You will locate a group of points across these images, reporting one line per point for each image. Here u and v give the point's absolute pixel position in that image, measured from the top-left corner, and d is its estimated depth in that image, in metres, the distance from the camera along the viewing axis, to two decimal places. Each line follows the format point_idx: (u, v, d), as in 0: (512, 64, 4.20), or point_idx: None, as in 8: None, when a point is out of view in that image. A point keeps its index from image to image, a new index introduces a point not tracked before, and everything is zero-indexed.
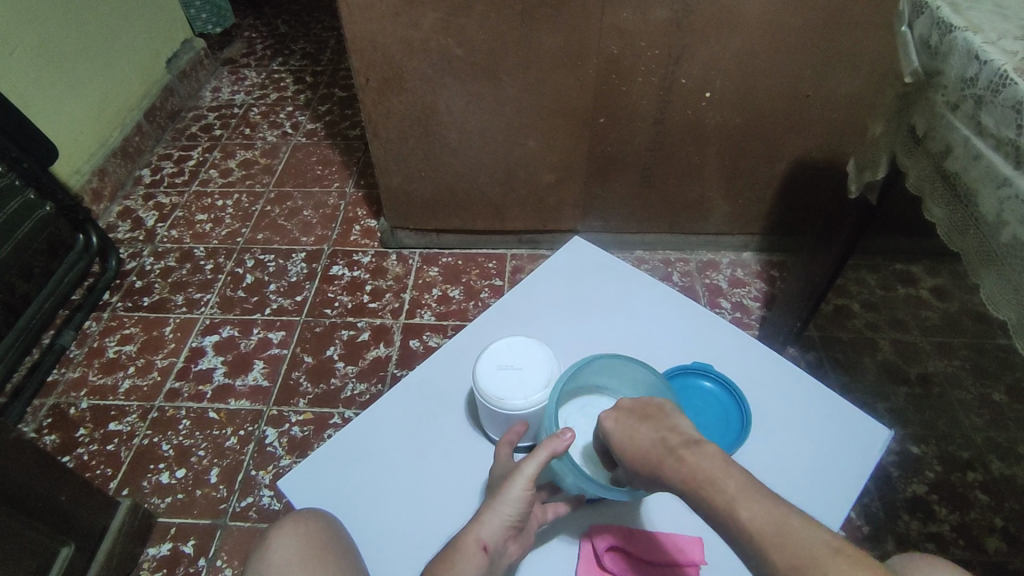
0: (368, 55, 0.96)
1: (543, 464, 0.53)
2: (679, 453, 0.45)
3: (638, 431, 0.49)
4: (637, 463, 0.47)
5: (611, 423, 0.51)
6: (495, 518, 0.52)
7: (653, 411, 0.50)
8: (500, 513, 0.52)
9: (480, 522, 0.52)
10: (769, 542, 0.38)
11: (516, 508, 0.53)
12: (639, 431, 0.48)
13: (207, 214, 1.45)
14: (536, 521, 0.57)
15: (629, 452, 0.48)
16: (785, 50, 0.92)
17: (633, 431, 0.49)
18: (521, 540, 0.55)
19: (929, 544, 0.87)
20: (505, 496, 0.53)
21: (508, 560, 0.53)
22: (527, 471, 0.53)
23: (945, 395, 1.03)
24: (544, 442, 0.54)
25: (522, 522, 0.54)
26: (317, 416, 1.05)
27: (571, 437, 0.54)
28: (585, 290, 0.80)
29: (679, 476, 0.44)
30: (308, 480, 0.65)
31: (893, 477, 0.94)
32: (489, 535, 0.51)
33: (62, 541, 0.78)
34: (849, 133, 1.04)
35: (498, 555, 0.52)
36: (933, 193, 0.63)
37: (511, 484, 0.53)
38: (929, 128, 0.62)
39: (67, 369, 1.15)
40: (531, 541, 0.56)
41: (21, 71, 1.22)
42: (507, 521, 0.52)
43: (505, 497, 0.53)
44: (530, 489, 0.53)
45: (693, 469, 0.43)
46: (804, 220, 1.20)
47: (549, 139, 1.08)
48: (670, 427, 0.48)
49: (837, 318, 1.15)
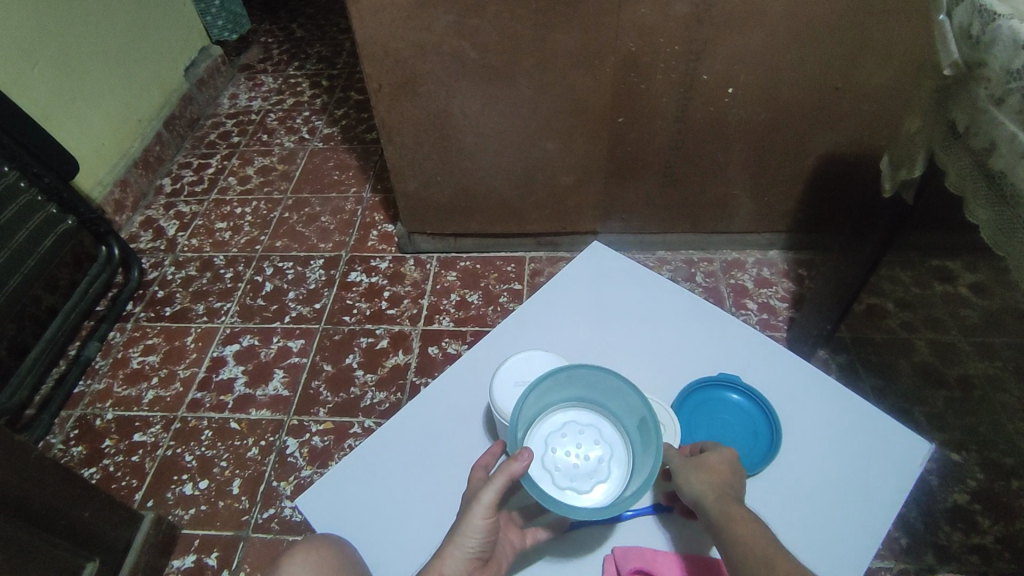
0: (380, 61, 0.95)
1: (500, 489, 0.51)
2: (744, 510, 0.50)
3: (722, 467, 0.54)
4: (703, 472, 0.53)
5: (722, 445, 0.56)
6: (456, 551, 0.50)
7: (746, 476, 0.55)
8: (462, 546, 0.50)
9: (440, 556, 0.50)
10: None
11: (477, 538, 0.50)
12: (731, 470, 0.54)
13: (226, 222, 1.45)
14: (507, 547, 0.54)
15: (708, 463, 0.54)
16: (812, 42, 0.88)
17: (730, 459, 0.54)
18: (489, 569, 0.52)
19: (973, 557, 0.83)
20: (464, 528, 0.51)
21: None
22: (485, 498, 0.51)
23: (985, 399, 0.99)
24: (501, 466, 0.51)
25: (487, 551, 0.52)
26: (338, 425, 1.05)
27: (529, 458, 0.51)
28: (606, 298, 0.78)
29: (728, 517, 0.50)
30: (321, 499, 0.64)
31: (932, 486, 0.90)
32: (452, 570, 0.50)
33: (88, 557, 0.79)
34: (881, 125, 0.99)
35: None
36: (976, 193, 0.60)
37: (468, 513, 0.51)
38: (971, 123, 0.59)
39: (92, 381, 1.16)
40: (503, 569, 0.54)
41: (42, 86, 1.24)
42: (469, 553, 0.50)
43: (465, 528, 0.51)
44: (489, 517, 0.51)
45: (745, 526, 0.49)
46: (833, 217, 1.15)
47: (566, 140, 1.05)
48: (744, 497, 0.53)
49: (869, 318, 1.11)
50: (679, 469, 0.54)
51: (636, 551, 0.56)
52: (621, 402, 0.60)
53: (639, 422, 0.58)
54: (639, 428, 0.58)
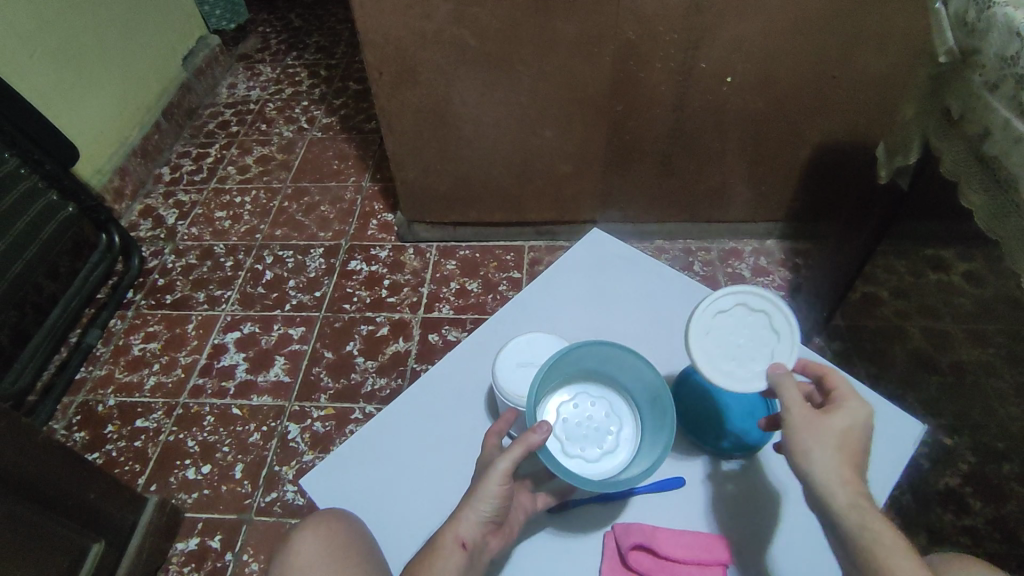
0: (381, 48, 0.95)
1: (517, 458, 0.52)
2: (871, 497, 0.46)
3: (853, 444, 0.48)
4: (835, 444, 0.48)
5: (858, 405, 0.50)
6: (471, 514, 0.51)
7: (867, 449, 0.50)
8: (476, 510, 0.51)
9: (455, 519, 0.51)
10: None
11: (492, 503, 0.51)
12: (861, 442, 0.49)
13: (226, 211, 1.45)
14: (519, 512, 0.55)
15: (841, 433, 0.48)
16: (810, 31, 0.89)
17: (863, 429, 0.49)
18: (501, 533, 0.54)
19: (963, 538, 0.85)
20: (480, 493, 0.51)
21: (489, 555, 0.53)
22: (501, 466, 0.52)
23: (978, 384, 1.00)
24: (520, 437, 0.53)
25: (501, 516, 0.53)
26: (339, 411, 1.06)
27: (548, 430, 0.53)
28: (606, 284, 0.79)
29: (856, 503, 0.45)
30: (325, 478, 0.65)
31: (925, 469, 0.92)
32: (467, 532, 0.51)
33: (94, 538, 0.80)
34: (877, 115, 1.00)
35: (477, 550, 0.51)
36: (970, 177, 0.61)
37: (485, 479, 0.52)
38: (965, 110, 0.60)
39: (94, 367, 1.17)
40: (513, 534, 0.55)
41: (41, 73, 1.24)
42: (483, 517, 0.51)
43: (480, 494, 0.51)
44: (505, 483, 0.52)
45: (875, 517, 0.45)
46: (830, 206, 1.17)
47: (566, 129, 1.06)
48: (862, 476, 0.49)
49: (864, 306, 1.12)
50: (807, 430, 0.48)
51: (636, 526, 0.57)
52: (635, 378, 0.61)
53: (649, 395, 0.60)
54: (650, 401, 0.60)
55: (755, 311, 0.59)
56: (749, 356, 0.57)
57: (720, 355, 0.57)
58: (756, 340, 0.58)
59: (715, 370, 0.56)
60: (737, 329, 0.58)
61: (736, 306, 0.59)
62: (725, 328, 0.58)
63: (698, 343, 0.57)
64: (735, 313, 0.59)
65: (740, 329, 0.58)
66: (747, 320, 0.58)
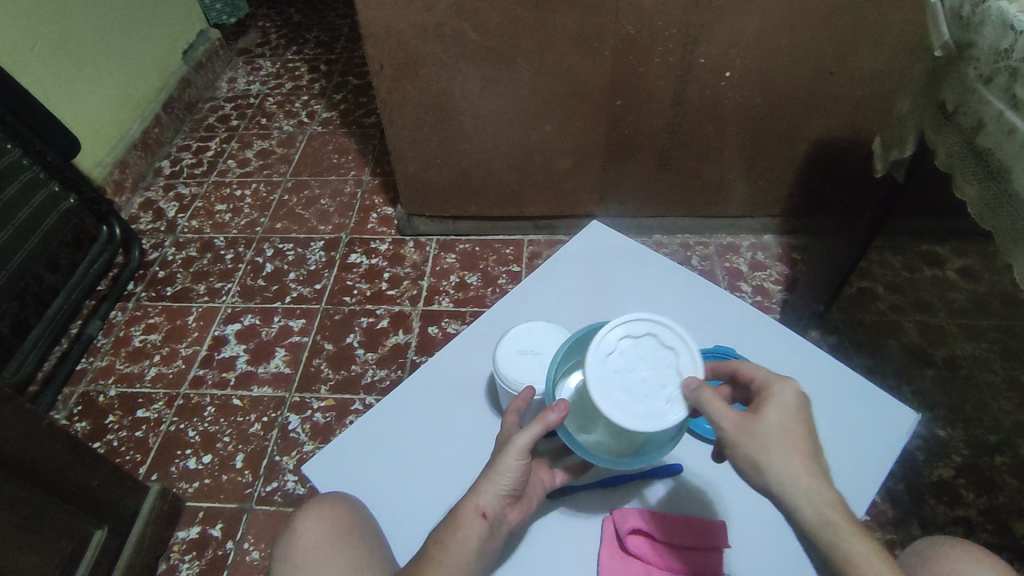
0: (382, 41, 0.96)
1: (536, 435, 0.53)
2: (834, 492, 0.44)
3: (796, 435, 0.47)
4: (780, 446, 0.46)
5: (787, 395, 0.49)
6: (491, 486, 0.52)
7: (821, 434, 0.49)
8: (496, 482, 0.53)
9: (476, 490, 0.52)
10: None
11: (511, 477, 0.53)
12: (806, 431, 0.47)
13: (226, 204, 1.46)
14: (538, 487, 0.58)
15: (782, 431, 0.47)
16: (808, 27, 0.90)
17: (800, 419, 0.48)
18: (520, 505, 0.55)
19: (955, 528, 0.86)
20: (499, 467, 0.53)
21: (508, 526, 0.54)
22: (520, 442, 0.53)
23: (971, 378, 1.01)
24: (539, 416, 0.54)
25: (520, 490, 0.54)
26: (339, 402, 1.07)
27: (565, 409, 0.53)
28: (605, 275, 0.80)
29: (818, 504, 0.43)
30: (326, 464, 0.66)
31: (918, 460, 0.93)
32: (487, 503, 0.52)
33: (96, 525, 0.80)
34: (874, 111, 1.01)
35: (497, 521, 0.52)
36: (965, 169, 0.62)
37: (505, 453, 0.53)
38: (960, 103, 0.61)
39: (94, 358, 1.17)
40: (533, 507, 0.57)
41: (41, 65, 1.24)
42: (503, 490, 0.52)
43: (499, 468, 0.53)
44: (524, 458, 0.53)
45: (842, 515, 0.43)
46: (827, 201, 1.18)
47: (566, 123, 1.06)
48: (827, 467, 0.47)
49: (859, 301, 1.13)
50: (747, 441, 0.46)
51: (636, 512, 0.58)
52: None
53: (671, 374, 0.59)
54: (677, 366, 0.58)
55: (636, 336, 0.53)
56: (660, 381, 0.51)
57: (633, 396, 0.50)
58: (655, 363, 0.52)
59: (637, 415, 0.49)
60: (633, 363, 0.52)
61: (617, 339, 0.53)
62: (619, 368, 0.51)
63: (603, 394, 0.50)
64: (622, 348, 0.53)
65: (635, 360, 0.52)
66: (638, 348, 0.53)
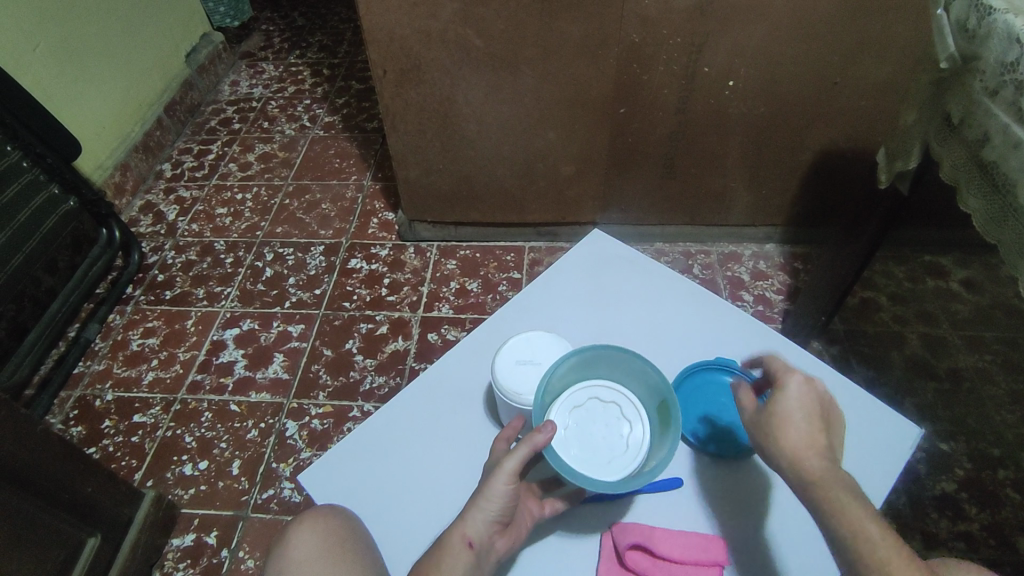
0: (385, 47, 0.96)
1: (524, 458, 0.52)
2: (829, 470, 0.45)
3: (796, 418, 0.48)
4: (774, 429, 0.48)
5: (793, 380, 0.50)
6: (478, 514, 0.52)
7: (831, 411, 0.49)
8: (483, 510, 0.52)
9: (463, 518, 0.52)
10: (876, 556, 0.41)
11: (499, 503, 0.52)
12: (807, 409, 0.48)
13: (226, 208, 1.46)
14: (527, 515, 0.56)
15: (778, 413, 0.49)
16: (811, 36, 0.90)
17: (802, 399, 0.49)
18: (508, 534, 0.54)
19: (958, 544, 0.85)
20: (487, 493, 0.52)
21: (497, 556, 0.53)
22: (508, 466, 0.52)
23: (974, 391, 1.01)
24: (525, 438, 0.53)
25: (508, 517, 0.53)
26: (337, 408, 1.06)
27: (552, 430, 0.54)
28: (605, 283, 0.79)
29: (813, 480, 0.45)
30: (324, 474, 0.65)
31: (921, 474, 0.92)
32: (475, 531, 0.51)
33: (89, 532, 0.80)
34: (877, 122, 1.01)
35: (485, 551, 0.51)
36: (970, 182, 0.61)
37: (491, 479, 0.52)
38: (965, 115, 0.60)
39: (92, 362, 1.17)
40: (522, 536, 0.55)
41: (43, 67, 1.24)
42: (490, 517, 0.51)
43: (487, 493, 0.52)
44: (512, 483, 0.52)
45: (831, 485, 0.45)
46: (830, 211, 1.17)
47: (568, 130, 1.06)
48: (835, 439, 0.48)
49: (862, 312, 1.12)
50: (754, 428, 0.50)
51: (636, 527, 0.57)
52: (634, 375, 0.62)
53: (641, 381, 0.62)
54: (651, 392, 0.61)
55: (578, 405, 0.61)
56: (616, 431, 0.60)
57: (602, 454, 0.58)
58: (603, 419, 0.60)
59: (608, 468, 0.57)
60: (587, 429, 0.60)
61: (565, 416, 0.60)
62: (578, 438, 0.59)
63: (579, 466, 0.57)
64: (572, 421, 0.60)
65: (587, 425, 0.60)
66: (585, 414, 0.60)
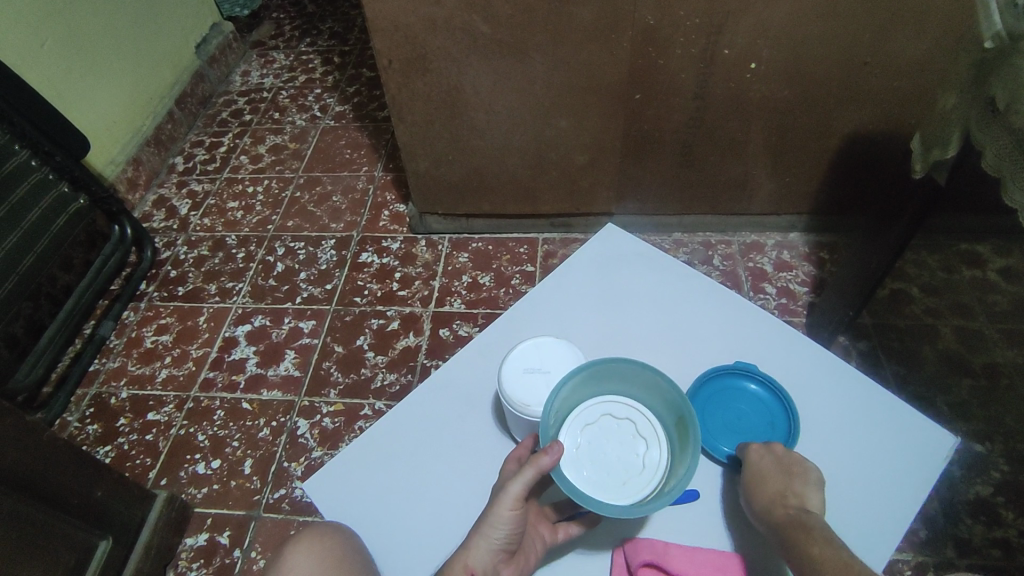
0: (390, 36, 0.92)
1: (530, 481, 0.50)
2: (793, 518, 0.50)
3: (762, 477, 0.53)
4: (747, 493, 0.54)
5: (756, 445, 0.56)
6: (482, 542, 0.50)
7: (798, 465, 0.53)
8: (487, 537, 0.50)
9: (466, 547, 0.50)
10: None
11: (504, 530, 0.50)
12: (768, 471, 0.53)
13: (238, 201, 1.44)
14: (537, 541, 0.54)
15: (745, 480, 0.54)
16: (840, 14, 0.84)
17: (758, 463, 0.54)
18: (515, 562, 0.52)
19: (993, 551, 0.81)
20: (491, 519, 0.50)
21: None
22: (513, 490, 0.50)
23: (1012, 388, 0.95)
24: (531, 459, 0.51)
25: (515, 543, 0.51)
26: (348, 406, 1.04)
27: (559, 451, 0.51)
28: (619, 282, 0.76)
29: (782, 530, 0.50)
30: (328, 483, 0.64)
31: (954, 477, 0.88)
32: (477, 561, 0.50)
33: (101, 535, 0.80)
34: (911, 103, 0.95)
35: None
36: (1016, 174, 0.56)
37: (496, 505, 0.51)
38: (1012, 100, 0.55)
39: (107, 359, 1.17)
40: (530, 564, 0.53)
41: (51, 63, 1.23)
42: (495, 545, 0.50)
43: (491, 520, 0.50)
44: (517, 508, 0.51)
45: (797, 530, 0.49)
46: (858, 198, 1.11)
47: (581, 118, 1.02)
48: (807, 493, 0.52)
49: (893, 305, 1.07)
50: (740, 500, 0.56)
51: (649, 544, 0.55)
52: (649, 390, 0.59)
53: (658, 396, 0.59)
54: (669, 408, 0.58)
55: (590, 422, 0.58)
56: (631, 450, 0.57)
57: (616, 475, 0.55)
58: (617, 437, 0.58)
59: (623, 491, 0.54)
60: (600, 449, 0.57)
61: (577, 435, 0.57)
62: (591, 458, 0.56)
63: (591, 487, 0.54)
64: (583, 440, 0.57)
65: (599, 443, 0.57)
66: (598, 432, 0.58)
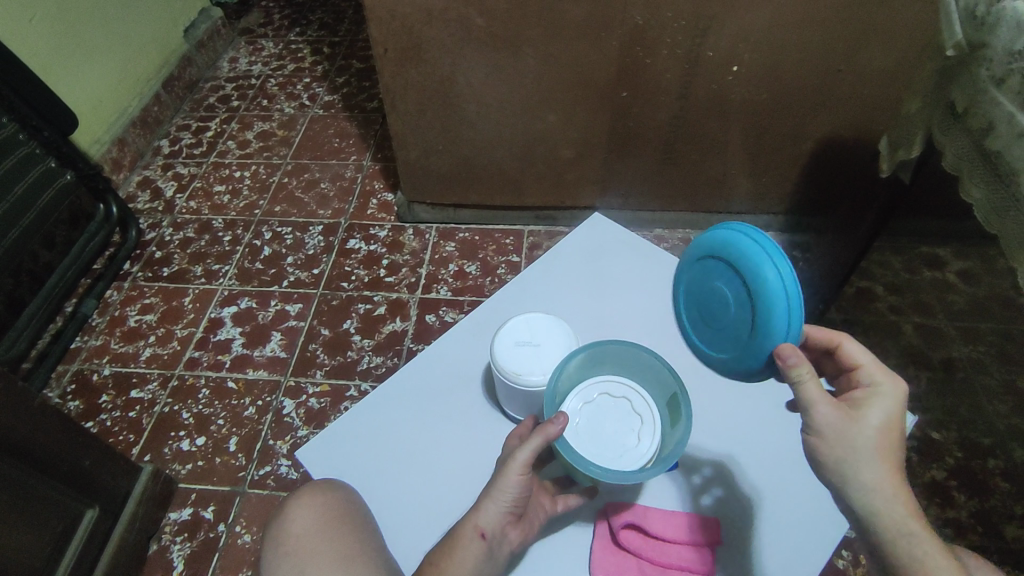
0: (386, 24, 0.94)
1: (537, 449, 0.53)
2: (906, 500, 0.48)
3: (888, 445, 0.49)
4: (868, 451, 0.49)
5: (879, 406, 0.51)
6: (491, 506, 0.52)
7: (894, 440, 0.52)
8: (497, 500, 0.52)
9: (476, 510, 0.52)
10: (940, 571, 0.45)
11: (512, 493, 0.52)
12: (890, 439, 0.50)
13: (224, 185, 1.45)
14: (539, 510, 0.57)
15: (868, 436, 0.49)
16: (818, 22, 0.89)
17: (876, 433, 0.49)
18: (521, 525, 0.55)
19: (946, 530, 0.87)
20: (501, 483, 0.52)
21: (509, 547, 0.54)
22: (521, 457, 0.52)
23: (967, 380, 1.01)
24: (538, 428, 0.54)
25: (520, 506, 0.54)
26: (334, 387, 1.06)
27: (564, 421, 0.54)
28: (603, 268, 0.80)
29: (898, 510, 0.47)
30: (323, 452, 0.66)
31: (912, 463, 0.94)
32: (487, 522, 0.52)
33: (88, 504, 0.80)
34: (881, 109, 1.00)
35: (496, 541, 0.53)
36: (973, 172, 0.61)
37: (505, 471, 0.53)
38: (970, 104, 0.60)
39: (89, 337, 1.17)
40: (533, 528, 0.57)
41: (40, 38, 1.22)
42: (504, 508, 0.52)
43: (500, 485, 0.52)
44: (525, 473, 0.53)
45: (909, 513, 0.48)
46: (830, 201, 1.17)
47: (569, 113, 1.05)
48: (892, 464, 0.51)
49: (859, 302, 1.13)
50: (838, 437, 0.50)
51: (629, 509, 0.60)
52: (644, 371, 0.63)
53: (651, 376, 0.63)
54: (662, 387, 0.62)
55: (588, 400, 0.62)
56: (627, 425, 0.60)
57: (613, 448, 0.59)
58: (615, 414, 0.61)
59: (621, 460, 0.58)
60: (598, 423, 0.60)
61: (576, 412, 0.61)
62: (590, 433, 0.60)
63: (591, 455, 0.58)
64: (582, 415, 0.61)
65: (598, 419, 0.61)
66: (595, 409, 0.61)
